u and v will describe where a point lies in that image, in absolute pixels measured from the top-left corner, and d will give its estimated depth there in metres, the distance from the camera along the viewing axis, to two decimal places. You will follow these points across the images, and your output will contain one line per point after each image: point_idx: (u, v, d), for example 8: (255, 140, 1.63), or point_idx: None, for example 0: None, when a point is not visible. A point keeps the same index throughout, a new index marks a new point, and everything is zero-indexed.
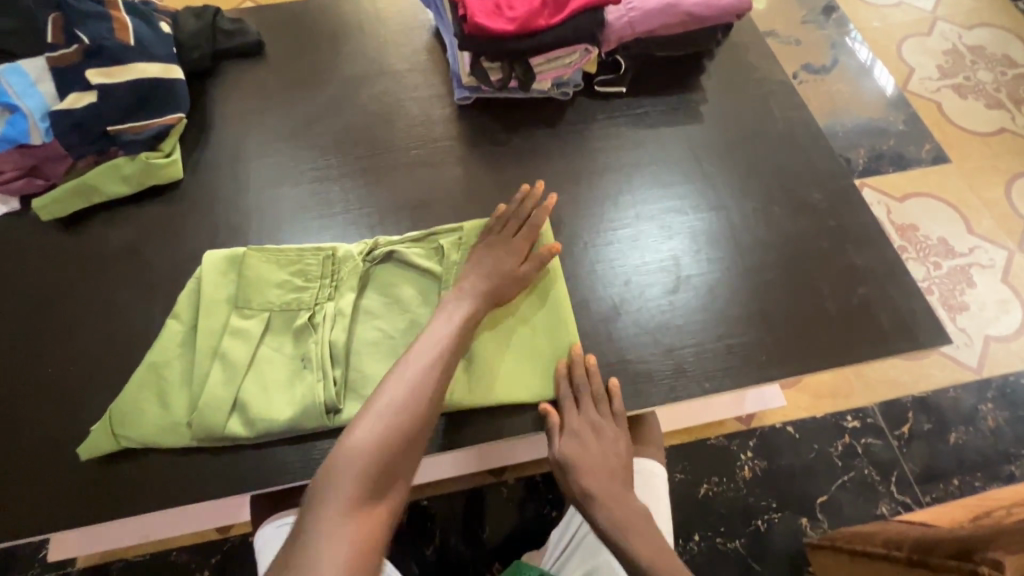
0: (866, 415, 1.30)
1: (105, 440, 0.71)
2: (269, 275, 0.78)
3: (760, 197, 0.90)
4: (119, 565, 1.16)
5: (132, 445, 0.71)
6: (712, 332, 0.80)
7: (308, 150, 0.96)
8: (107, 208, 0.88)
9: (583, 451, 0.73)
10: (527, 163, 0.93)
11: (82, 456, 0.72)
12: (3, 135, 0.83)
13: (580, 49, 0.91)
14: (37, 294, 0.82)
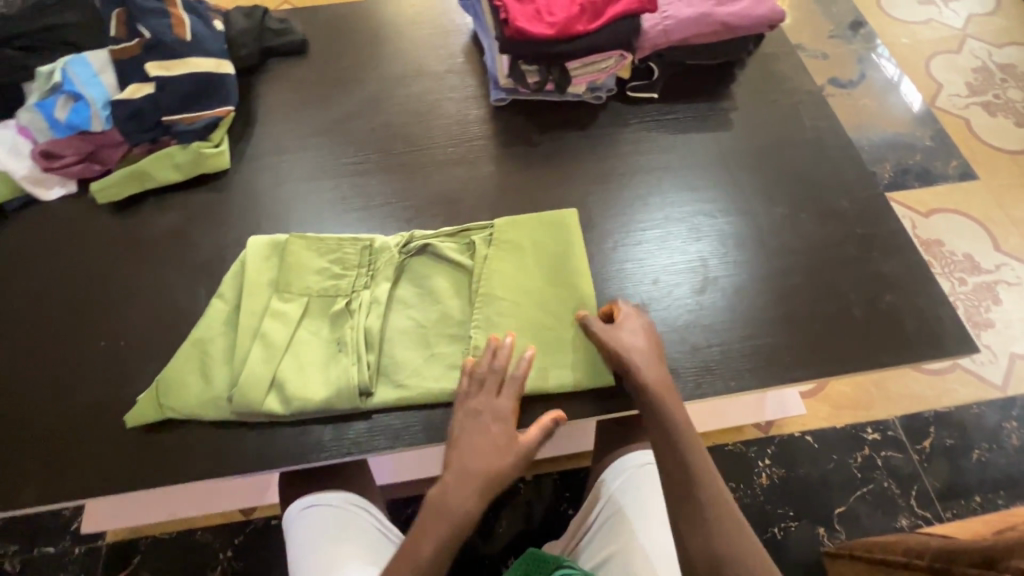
0: (887, 428, 1.30)
1: (150, 409, 0.75)
2: (310, 261, 0.81)
3: (788, 203, 0.92)
4: (146, 541, 1.20)
5: (174, 415, 0.75)
6: (738, 332, 0.81)
7: (348, 144, 1.00)
8: (158, 193, 0.93)
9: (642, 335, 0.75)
10: (559, 163, 0.96)
11: (127, 423, 0.76)
12: (67, 121, 0.89)
13: (616, 54, 0.93)
14: (90, 272, 0.87)
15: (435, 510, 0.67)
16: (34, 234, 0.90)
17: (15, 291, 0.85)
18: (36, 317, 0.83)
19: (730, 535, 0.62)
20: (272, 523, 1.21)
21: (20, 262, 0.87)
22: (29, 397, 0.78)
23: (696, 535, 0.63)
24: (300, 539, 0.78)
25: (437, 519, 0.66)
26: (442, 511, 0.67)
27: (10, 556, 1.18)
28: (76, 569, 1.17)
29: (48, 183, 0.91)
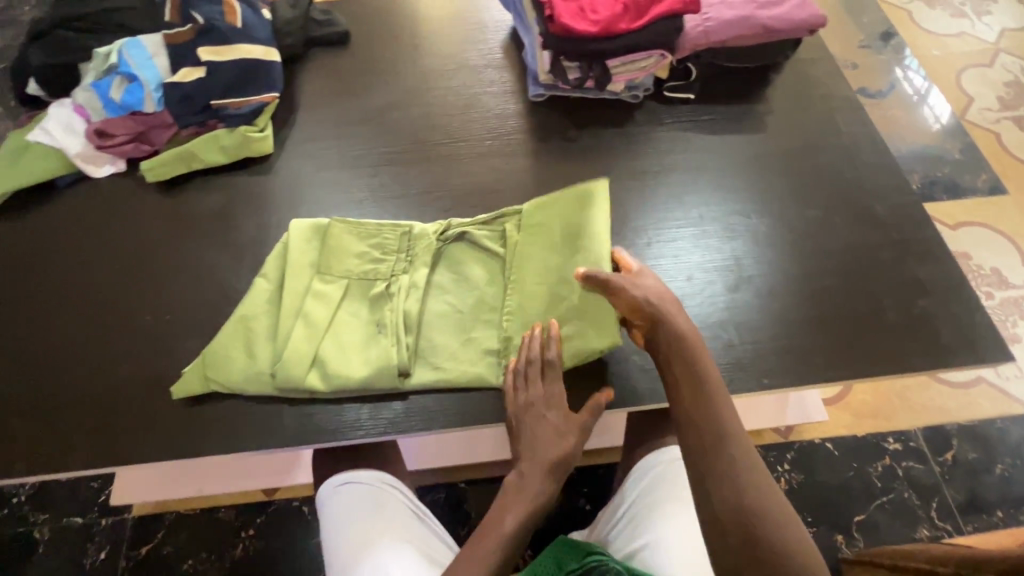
0: (908, 439, 1.29)
1: (195, 382, 0.77)
2: (350, 245, 0.83)
3: (822, 206, 0.92)
4: (171, 516, 1.22)
5: (219, 389, 0.77)
6: (770, 331, 0.82)
7: (388, 134, 1.02)
8: (203, 174, 0.95)
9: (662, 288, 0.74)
10: (595, 159, 0.97)
11: (172, 395, 0.77)
12: (121, 102, 0.92)
13: (656, 54, 0.94)
14: (137, 247, 0.89)
15: (512, 493, 0.71)
16: (84, 209, 0.92)
17: (66, 263, 0.88)
18: (84, 288, 0.86)
19: (757, 492, 0.60)
20: (293, 504, 1.23)
21: (70, 235, 0.90)
22: (76, 365, 0.80)
23: (721, 491, 0.60)
24: (335, 513, 0.81)
25: (512, 502, 0.70)
26: (517, 496, 0.70)
27: (39, 524, 1.21)
28: (102, 540, 1.20)
29: (99, 160, 0.94)
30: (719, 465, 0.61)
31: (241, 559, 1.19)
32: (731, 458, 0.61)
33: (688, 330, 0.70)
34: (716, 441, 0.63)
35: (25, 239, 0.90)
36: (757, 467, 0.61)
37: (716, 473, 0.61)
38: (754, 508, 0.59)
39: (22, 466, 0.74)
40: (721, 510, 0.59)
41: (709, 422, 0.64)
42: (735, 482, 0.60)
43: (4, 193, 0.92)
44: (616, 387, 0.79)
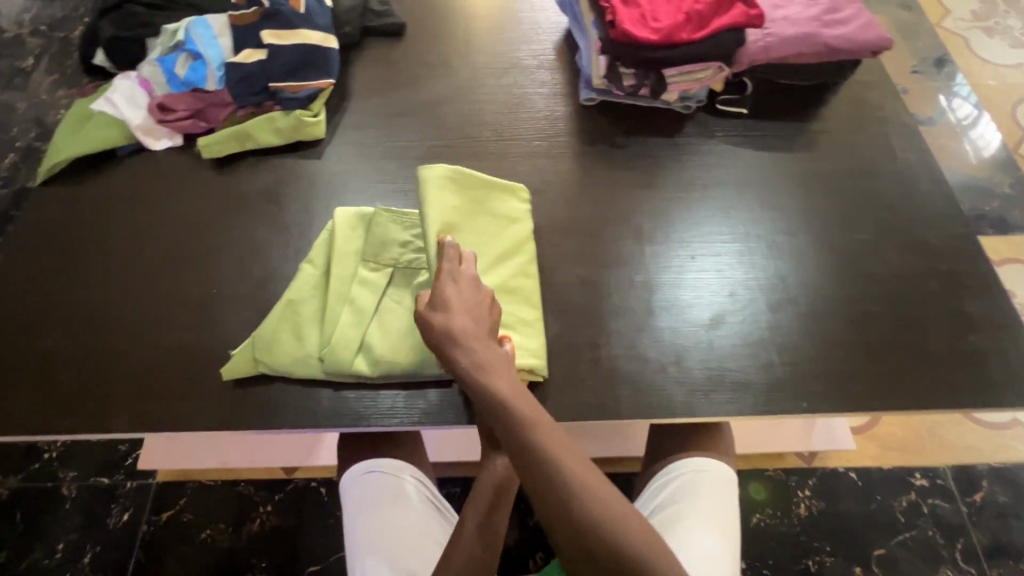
0: (936, 476, 1.26)
1: (245, 363, 0.78)
2: (395, 234, 0.84)
3: (873, 230, 0.91)
4: (193, 485, 1.25)
5: (269, 371, 0.78)
6: (814, 352, 0.81)
7: (436, 126, 1.02)
8: (256, 154, 0.97)
9: (460, 310, 0.71)
10: (643, 167, 0.96)
11: (222, 377, 0.78)
12: (185, 78, 0.95)
13: (714, 65, 0.94)
14: (189, 221, 0.91)
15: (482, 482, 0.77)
16: (141, 180, 0.95)
17: (119, 230, 0.91)
18: (135, 256, 0.88)
19: (602, 527, 0.58)
20: (311, 484, 1.25)
21: (125, 203, 0.93)
22: (123, 330, 0.82)
23: (572, 539, 0.59)
24: (357, 502, 0.81)
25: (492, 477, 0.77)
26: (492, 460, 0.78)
27: (67, 481, 1.25)
28: (126, 502, 1.23)
29: (158, 133, 0.97)
30: (560, 517, 0.59)
31: (257, 533, 1.21)
32: (577, 504, 0.59)
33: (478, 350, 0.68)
34: (564, 491, 0.59)
35: (82, 204, 0.93)
36: (601, 497, 0.60)
37: (562, 524, 0.59)
38: (604, 540, 0.58)
39: (67, 424, 0.76)
40: (574, 554, 0.59)
41: (542, 474, 0.60)
42: (585, 527, 0.58)
43: (66, 159, 0.95)
44: (653, 394, 0.78)
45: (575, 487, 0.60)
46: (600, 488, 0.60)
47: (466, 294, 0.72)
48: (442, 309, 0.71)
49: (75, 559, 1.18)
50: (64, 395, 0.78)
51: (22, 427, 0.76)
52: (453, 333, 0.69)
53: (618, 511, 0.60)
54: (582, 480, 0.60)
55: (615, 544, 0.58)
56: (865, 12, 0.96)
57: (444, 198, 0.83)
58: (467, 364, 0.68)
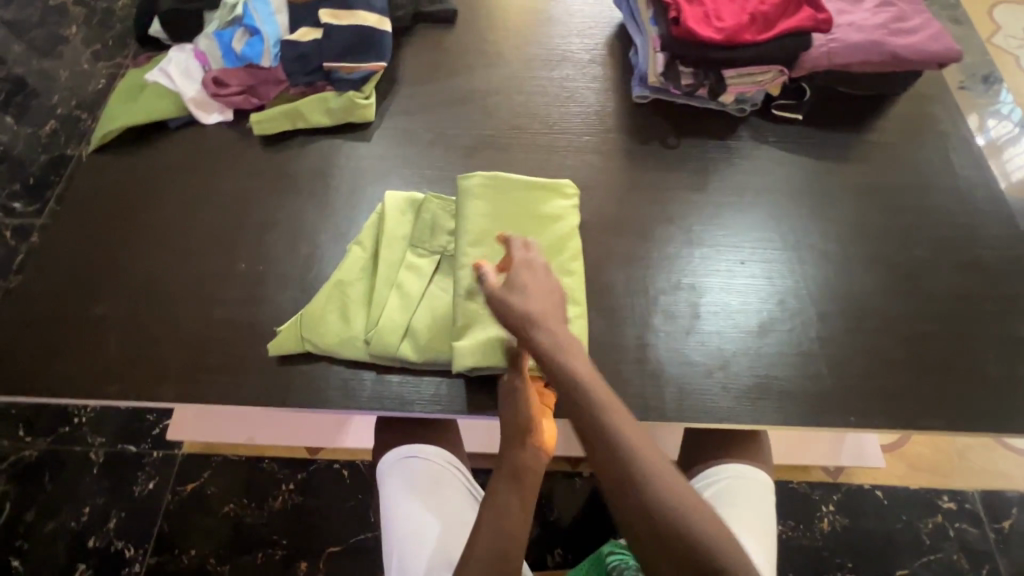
0: (964, 500, 1.24)
1: (291, 341, 0.78)
2: (444, 222, 0.84)
3: (928, 246, 0.89)
4: (218, 458, 1.26)
5: (314, 349, 0.78)
6: (864, 366, 0.80)
7: (485, 115, 1.01)
8: (306, 134, 0.97)
9: (533, 292, 0.70)
10: (695, 169, 0.95)
11: (268, 352, 0.79)
12: (241, 54, 0.96)
13: (775, 69, 0.92)
14: (237, 197, 0.92)
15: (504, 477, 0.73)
16: (191, 153, 0.95)
17: (169, 201, 0.91)
18: (184, 228, 0.89)
19: (678, 519, 0.55)
20: (334, 466, 1.25)
21: (176, 175, 0.93)
22: (172, 300, 0.83)
23: (647, 528, 0.55)
24: (395, 486, 0.81)
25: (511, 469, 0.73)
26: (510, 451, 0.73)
27: (95, 446, 1.26)
28: (152, 471, 1.25)
29: (210, 108, 0.97)
30: (632, 505, 0.56)
31: (279, 510, 1.22)
32: (649, 491, 0.56)
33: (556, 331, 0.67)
34: (636, 478, 0.57)
35: (133, 174, 0.94)
36: (677, 487, 0.57)
37: (633, 512, 0.56)
38: (680, 531, 0.55)
39: (114, 390, 0.77)
40: (648, 548, 0.56)
41: (613, 458, 0.58)
42: (660, 516, 0.55)
43: (120, 128, 0.95)
44: (699, 398, 0.77)
45: (645, 473, 0.57)
46: (676, 478, 0.58)
47: (540, 277, 0.72)
48: (516, 290, 0.70)
49: (101, 524, 1.20)
50: (112, 361, 0.79)
51: (71, 390, 0.77)
52: (527, 312, 0.68)
53: (695, 504, 0.56)
54: (654, 466, 0.58)
55: (691, 536, 0.55)
56: (932, 23, 0.94)
57: (483, 203, 0.83)
58: (541, 344, 0.66)
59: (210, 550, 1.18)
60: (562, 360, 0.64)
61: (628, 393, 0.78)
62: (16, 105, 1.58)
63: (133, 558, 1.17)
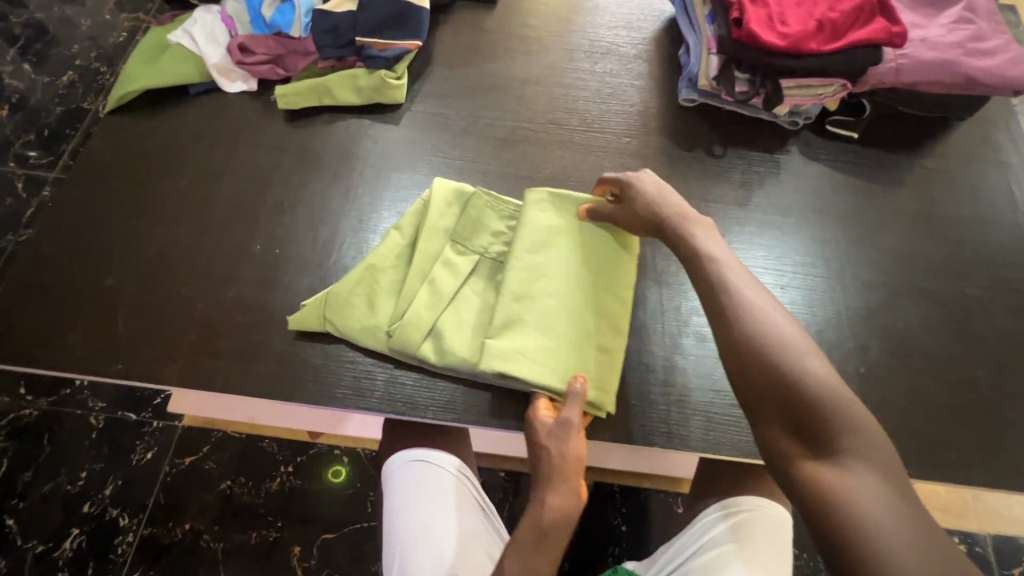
0: (975, 543, 1.20)
1: (313, 320, 0.75)
2: (490, 221, 0.80)
3: (982, 286, 0.84)
4: (218, 434, 1.24)
5: (336, 332, 0.75)
6: (903, 409, 0.75)
7: (521, 105, 0.96)
8: (333, 111, 0.92)
9: (660, 195, 0.73)
10: (739, 182, 0.90)
11: (288, 326, 0.76)
12: (270, 21, 0.91)
13: (839, 83, 0.87)
14: (258, 172, 0.87)
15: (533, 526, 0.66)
16: (211, 122, 0.91)
17: (187, 172, 0.87)
18: (200, 202, 0.85)
19: (790, 372, 0.55)
20: (334, 452, 1.23)
21: (195, 145, 0.89)
22: (183, 278, 0.79)
23: (762, 393, 0.56)
24: (402, 491, 0.78)
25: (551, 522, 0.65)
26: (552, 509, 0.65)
27: (95, 412, 1.24)
28: (151, 441, 1.23)
29: (233, 75, 0.92)
30: (753, 373, 0.56)
31: (276, 492, 1.20)
32: (777, 363, 0.56)
33: (682, 215, 0.71)
34: (765, 350, 0.57)
35: (150, 140, 0.89)
36: (791, 340, 0.57)
37: (746, 375, 0.57)
38: (805, 403, 0.54)
39: (118, 368, 0.74)
40: (755, 398, 0.57)
41: (737, 328, 0.59)
42: (780, 384, 0.55)
43: (139, 90, 0.91)
44: (725, 431, 0.73)
45: (772, 347, 0.57)
46: (794, 334, 0.58)
47: (663, 185, 0.74)
48: (641, 196, 0.74)
49: (97, 491, 1.19)
50: (118, 336, 0.75)
51: (74, 364, 0.74)
52: (655, 213, 0.72)
53: (809, 357, 0.56)
54: (789, 342, 0.57)
55: (820, 410, 0.54)
56: (1012, 45, 0.88)
57: (540, 214, 0.78)
58: (675, 233, 0.70)
59: (205, 526, 1.17)
60: (697, 245, 0.67)
61: (650, 417, 0.74)
62: (35, 53, 1.53)
63: (127, 527, 1.16)
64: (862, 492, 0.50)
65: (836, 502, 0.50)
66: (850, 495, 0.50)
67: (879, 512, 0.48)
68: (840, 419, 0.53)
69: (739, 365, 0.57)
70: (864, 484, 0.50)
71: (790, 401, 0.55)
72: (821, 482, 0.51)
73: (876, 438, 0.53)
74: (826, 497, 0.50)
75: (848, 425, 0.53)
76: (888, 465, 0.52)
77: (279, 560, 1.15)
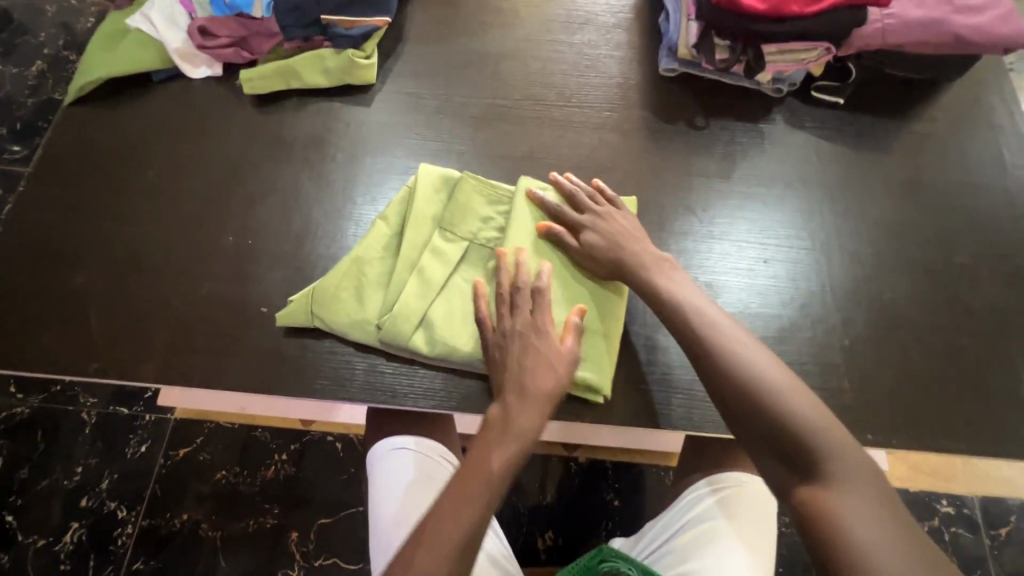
0: (963, 505, 1.22)
1: (301, 315, 0.74)
2: (478, 206, 0.79)
3: (969, 253, 0.83)
4: (210, 426, 1.24)
5: (324, 327, 0.74)
6: (887, 381, 0.75)
7: (496, 81, 0.93)
8: (302, 95, 0.89)
9: (612, 239, 0.75)
10: (723, 154, 0.88)
11: (277, 320, 0.75)
12: (229, 1, 0.87)
13: (822, 46, 0.84)
14: (227, 161, 0.85)
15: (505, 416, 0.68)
16: (177, 111, 0.88)
17: (153, 164, 0.84)
18: (170, 195, 0.82)
19: (773, 397, 0.63)
20: (328, 439, 1.24)
21: (161, 135, 0.86)
22: (156, 274, 0.78)
23: (753, 420, 0.63)
24: (386, 478, 0.78)
25: (499, 435, 0.67)
26: (503, 426, 0.67)
27: (87, 407, 1.25)
28: (144, 434, 1.24)
29: (196, 60, 0.89)
30: (743, 410, 0.64)
31: (271, 481, 1.21)
32: (767, 405, 0.63)
33: (650, 262, 0.73)
34: (751, 395, 0.64)
35: (115, 131, 0.87)
36: (768, 366, 0.65)
37: (737, 404, 0.64)
38: (794, 437, 0.61)
39: (95, 367, 0.73)
40: (746, 423, 0.64)
41: (720, 360, 0.66)
42: (767, 411, 0.63)
43: (100, 79, 0.88)
44: (708, 409, 0.73)
45: (753, 375, 0.64)
46: (768, 361, 0.65)
47: (617, 229, 0.76)
48: (597, 239, 0.75)
49: (93, 485, 1.20)
50: (93, 336, 0.75)
51: (50, 364, 0.73)
52: (620, 257, 0.74)
53: (785, 382, 0.64)
54: (774, 382, 0.64)
55: (807, 442, 0.61)
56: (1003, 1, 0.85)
57: (525, 208, 0.78)
58: (634, 278, 0.73)
59: (203, 515, 1.19)
60: (666, 290, 0.71)
61: (632, 399, 0.74)
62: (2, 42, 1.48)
63: (126, 519, 1.18)
64: (850, 510, 0.57)
65: (829, 521, 0.56)
66: (840, 514, 0.56)
67: (866, 526, 0.55)
68: (827, 447, 0.60)
69: (730, 400, 0.65)
70: (850, 503, 0.57)
71: (780, 431, 0.62)
72: (815, 506, 0.58)
73: (858, 457, 0.60)
74: (821, 518, 0.57)
75: (826, 440, 0.61)
76: (872, 481, 0.59)
77: (277, 546, 1.17)
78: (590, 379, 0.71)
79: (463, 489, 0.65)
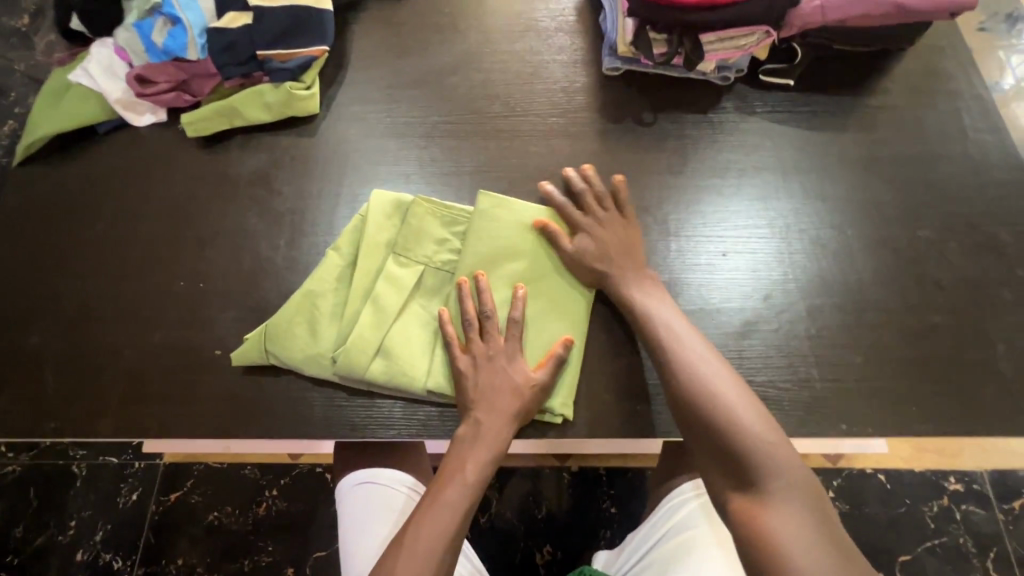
0: (972, 481, 1.18)
1: (255, 354, 0.73)
2: (431, 229, 0.78)
3: (935, 227, 0.80)
4: (199, 468, 1.24)
5: (279, 362, 0.73)
6: (859, 369, 0.72)
7: (441, 100, 0.92)
8: (246, 132, 0.89)
9: (602, 242, 0.74)
10: (674, 149, 0.86)
11: (233, 361, 0.74)
12: (163, 46, 0.86)
13: (760, 31, 0.83)
14: (175, 207, 0.85)
15: (485, 433, 0.68)
16: (123, 161, 0.88)
17: (101, 216, 0.84)
18: (119, 246, 0.82)
19: (727, 412, 0.64)
20: (317, 470, 1.23)
21: (109, 186, 0.86)
22: (111, 326, 0.78)
23: (704, 434, 0.64)
24: (356, 506, 0.77)
25: (470, 452, 0.67)
26: (475, 443, 0.67)
27: (76, 460, 1.24)
28: (135, 482, 1.23)
29: (139, 108, 0.89)
30: (696, 423, 0.64)
31: (263, 518, 1.20)
32: (719, 419, 0.63)
33: (627, 275, 0.73)
34: (701, 400, 0.65)
35: (64, 188, 0.87)
36: (726, 382, 0.66)
37: (693, 417, 0.65)
38: (739, 451, 0.62)
39: (55, 425, 0.73)
40: (700, 435, 0.64)
41: (678, 375, 0.66)
42: (718, 426, 0.63)
43: (45, 136, 0.88)
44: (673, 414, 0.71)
45: (707, 392, 0.65)
46: (727, 377, 0.66)
47: (611, 236, 0.74)
48: (588, 245, 0.74)
49: (87, 537, 1.19)
50: (51, 395, 0.74)
51: (13, 426, 0.73)
52: (599, 265, 0.73)
53: (741, 399, 0.65)
54: (714, 391, 0.65)
55: (749, 456, 0.62)
56: None
57: (485, 223, 0.77)
58: (611, 284, 0.73)
59: (197, 559, 1.18)
60: (636, 299, 0.71)
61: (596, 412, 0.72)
62: None
63: (121, 570, 1.17)
64: (783, 526, 0.57)
65: (755, 534, 0.58)
66: (772, 529, 0.57)
67: (794, 535, 0.56)
68: (760, 458, 0.61)
69: (686, 412, 0.65)
70: (783, 517, 0.58)
71: (730, 446, 0.62)
72: (746, 520, 0.59)
73: (797, 474, 0.61)
74: (756, 533, 0.58)
75: (773, 459, 0.61)
76: (808, 500, 0.60)
77: None
78: (544, 405, 0.71)
79: (432, 506, 0.65)
